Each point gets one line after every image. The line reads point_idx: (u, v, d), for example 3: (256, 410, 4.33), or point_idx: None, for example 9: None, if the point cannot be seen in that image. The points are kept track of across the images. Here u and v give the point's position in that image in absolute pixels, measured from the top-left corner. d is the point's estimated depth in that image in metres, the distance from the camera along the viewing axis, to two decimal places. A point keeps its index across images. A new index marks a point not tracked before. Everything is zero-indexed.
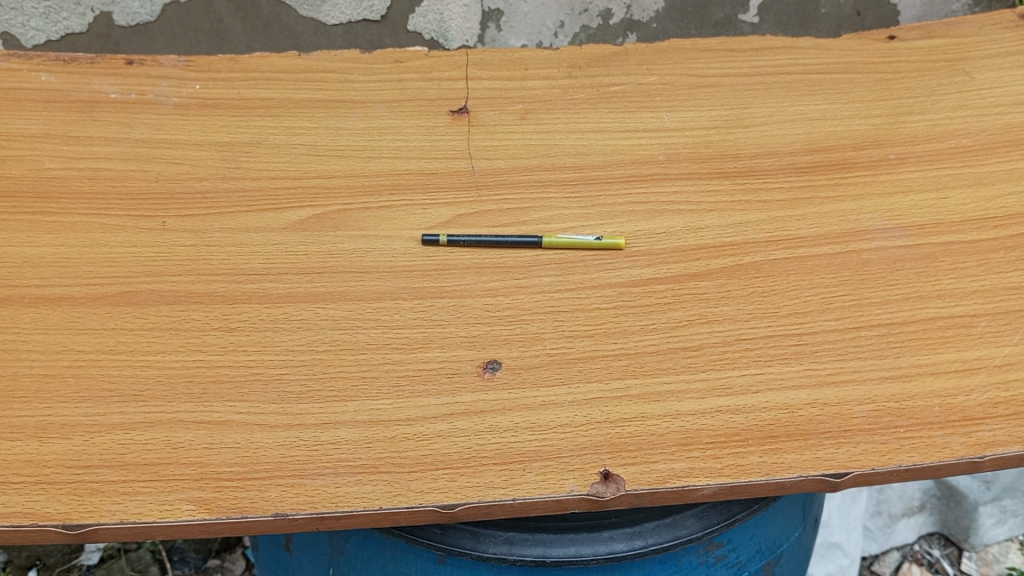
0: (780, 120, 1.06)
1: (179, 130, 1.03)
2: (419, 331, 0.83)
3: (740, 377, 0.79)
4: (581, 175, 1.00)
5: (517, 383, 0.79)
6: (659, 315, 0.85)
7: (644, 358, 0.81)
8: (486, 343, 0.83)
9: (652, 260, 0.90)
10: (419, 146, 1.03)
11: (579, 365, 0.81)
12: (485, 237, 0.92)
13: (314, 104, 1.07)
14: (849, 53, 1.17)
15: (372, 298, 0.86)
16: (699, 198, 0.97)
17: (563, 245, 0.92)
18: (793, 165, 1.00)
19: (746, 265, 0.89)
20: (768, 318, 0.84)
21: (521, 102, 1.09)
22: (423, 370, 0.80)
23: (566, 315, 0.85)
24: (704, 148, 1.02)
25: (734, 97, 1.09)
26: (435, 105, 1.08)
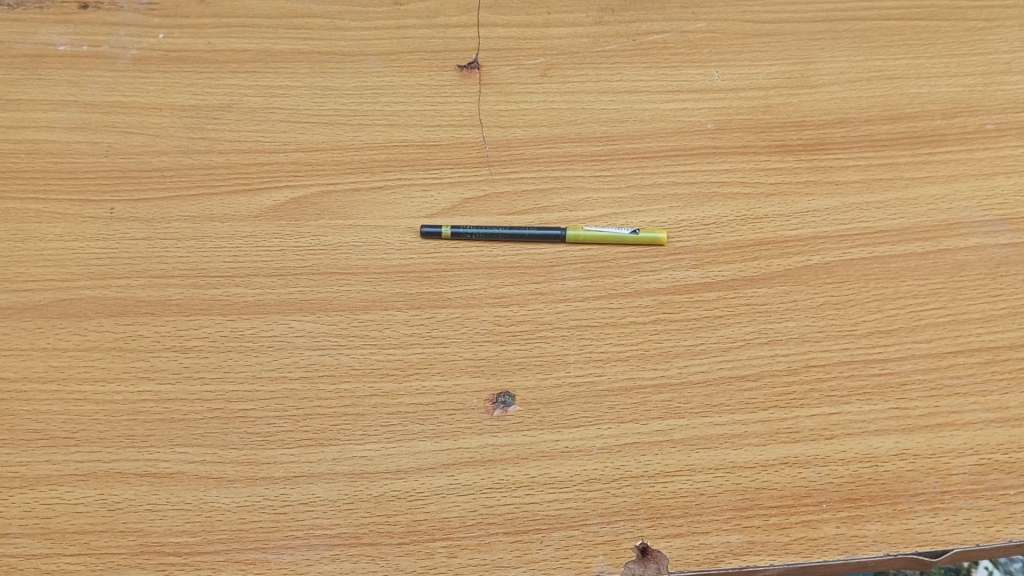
0: (853, 79, 0.88)
1: (137, 91, 0.86)
2: (416, 352, 0.68)
3: (811, 419, 0.65)
4: (613, 148, 0.83)
5: (534, 423, 0.65)
6: (709, 333, 0.69)
7: (690, 391, 0.66)
8: (497, 369, 0.68)
9: (700, 260, 0.74)
10: (420, 111, 0.85)
11: (610, 399, 0.66)
12: (496, 230, 0.75)
13: (296, 57, 0.89)
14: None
15: (358, 309, 0.71)
16: (756, 178, 0.80)
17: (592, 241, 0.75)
18: (869, 137, 0.83)
19: (815, 268, 0.73)
20: (844, 339, 0.69)
21: (543, 54, 0.90)
22: (419, 405, 0.65)
23: (595, 332, 0.70)
24: (763, 114, 0.85)
25: (797, 49, 0.91)
26: (439, 58, 0.90)
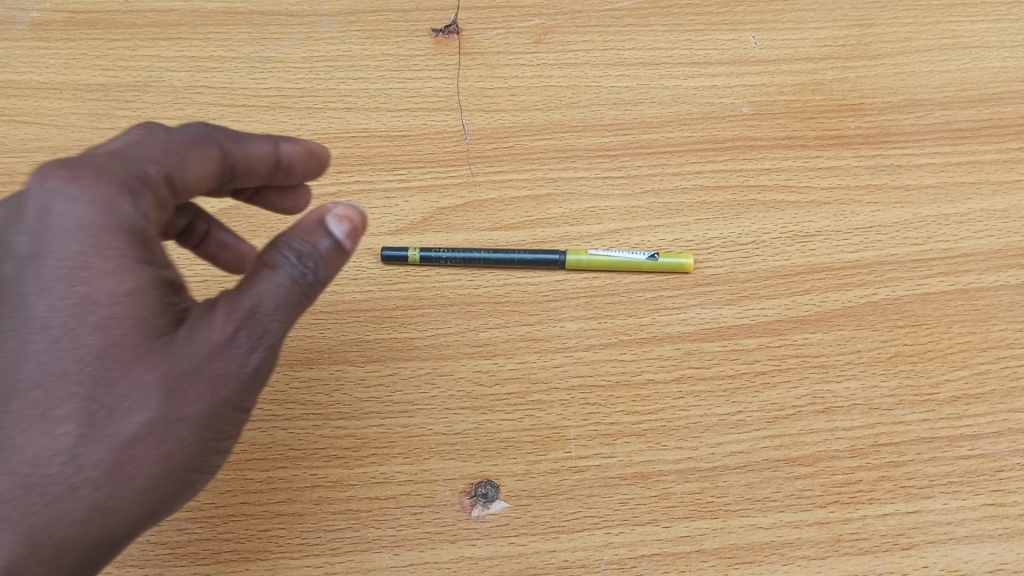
0: (923, 48, 0.69)
1: (33, 64, 0.69)
2: (373, 425, 0.53)
3: (882, 520, 0.51)
4: (625, 140, 0.65)
5: (524, 527, 0.51)
6: (750, 398, 0.54)
7: (726, 479, 0.52)
8: (478, 449, 0.53)
9: (735, 294, 0.58)
10: (385, 90, 0.68)
11: (623, 491, 0.52)
12: (473, 253, 0.59)
13: (232, 20, 0.70)
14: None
15: (300, 363, 0.56)
16: (806, 182, 0.63)
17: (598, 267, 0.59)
18: (944, 126, 0.65)
19: (882, 305, 0.58)
20: (922, 406, 0.54)
21: (538, 14, 0.71)
22: (377, 502, 0.51)
23: (603, 395, 0.55)
24: (812, 94, 0.67)
25: (851, 8, 0.71)
26: (409, 20, 0.71)
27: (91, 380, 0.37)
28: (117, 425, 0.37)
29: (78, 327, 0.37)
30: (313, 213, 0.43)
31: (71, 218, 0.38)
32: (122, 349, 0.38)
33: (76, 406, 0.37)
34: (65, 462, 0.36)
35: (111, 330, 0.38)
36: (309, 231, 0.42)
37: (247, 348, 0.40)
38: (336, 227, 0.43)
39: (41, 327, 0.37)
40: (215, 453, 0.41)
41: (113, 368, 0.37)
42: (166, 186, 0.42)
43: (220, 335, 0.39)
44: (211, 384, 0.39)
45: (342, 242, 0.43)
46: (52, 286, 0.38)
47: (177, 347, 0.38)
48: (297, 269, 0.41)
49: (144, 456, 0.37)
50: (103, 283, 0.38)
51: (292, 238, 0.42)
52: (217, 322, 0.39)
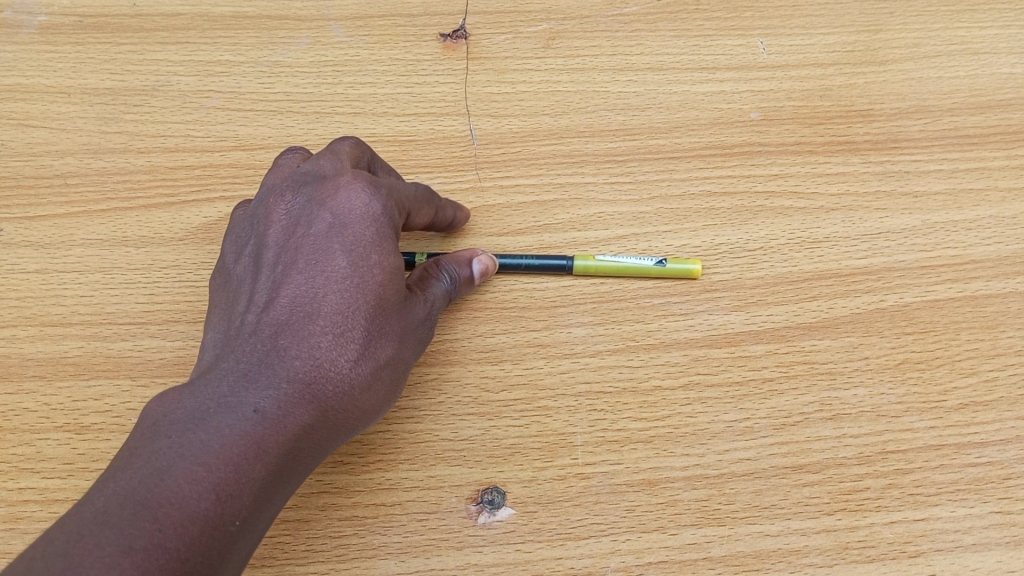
0: (932, 54, 0.69)
1: (42, 68, 0.69)
2: (379, 430, 0.53)
3: (889, 527, 0.51)
4: (633, 145, 0.65)
5: (530, 533, 0.51)
6: (757, 405, 0.54)
7: (733, 486, 0.52)
8: (484, 455, 0.53)
9: (743, 300, 0.58)
10: (392, 95, 0.68)
11: (629, 498, 0.52)
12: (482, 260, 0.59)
13: (240, 24, 0.71)
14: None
15: None
16: (814, 188, 0.63)
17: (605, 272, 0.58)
18: (953, 132, 0.65)
19: (890, 312, 0.58)
20: (930, 414, 0.54)
21: (545, 19, 0.71)
22: (383, 508, 0.51)
23: (610, 401, 0.54)
24: (820, 100, 0.67)
25: (860, 13, 0.71)
26: (417, 24, 0.71)
27: (349, 326, 0.48)
28: (341, 364, 0.47)
29: (354, 280, 0.49)
30: (460, 253, 0.56)
31: (358, 204, 0.51)
32: (377, 313, 0.49)
33: (328, 341, 0.48)
34: (303, 381, 0.46)
35: (371, 298, 0.49)
36: (457, 264, 0.55)
37: (428, 327, 0.53)
38: (476, 266, 0.56)
39: (336, 275, 0.49)
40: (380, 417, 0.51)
41: (365, 329, 0.48)
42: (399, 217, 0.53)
43: (424, 312, 0.52)
44: (395, 363, 0.50)
45: (473, 278, 0.56)
46: (354, 246, 0.50)
47: (390, 315, 0.50)
48: (452, 284, 0.55)
49: (353, 390, 0.48)
50: (391, 272, 0.50)
51: (447, 263, 0.55)
52: (423, 303, 0.53)
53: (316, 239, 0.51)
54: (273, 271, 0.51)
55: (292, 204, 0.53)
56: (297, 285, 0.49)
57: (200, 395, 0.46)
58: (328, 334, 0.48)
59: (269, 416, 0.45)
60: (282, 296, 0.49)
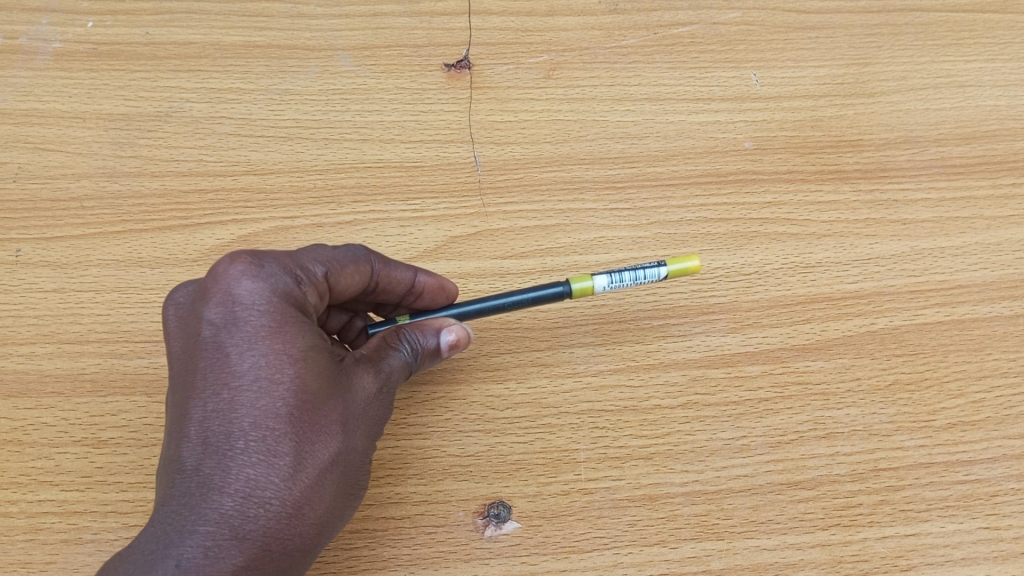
0: (918, 87, 0.71)
1: (57, 93, 0.71)
2: (388, 447, 0.55)
3: (882, 542, 0.53)
4: (632, 173, 0.68)
5: (535, 546, 0.52)
6: (754, 423, 0.56)
7: (731, 502, 0.54)
8: (490, 471, 0.55)
9: (739, 322, 0.60)
10: (399, 122, 0.70)
11: (631, 512, 0.53)
12: (469, 308, 0.56)
13: (251, 53, 0.73)
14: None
15: None
16: (806, 215, 0.65)
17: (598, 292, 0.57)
18: (940, 162, 0.68)
19: (880, 334, 0.60)
20: (920, 433, 0.56)
21: (546, 51, 0.73)
22: (392, 522, 0.53)
23: (611, 419, 0.56)
24: (811, 130, 0.69)
25: (848, 47, 0.73)
26: (423, 55, 0.73)
27: (276, 438, 0.46)
28: (275, 484, 0.45)
29: (266, 391, 0.46)
30: (430, 323, 0.55)
31: (254, 300, 0.48)
32: (304, 416, 0.46)
33: (255, 463, 0.45)
34: (238, 511, 0.44)
35: (285, 407, 0.46)
36: (420, 333, 0.54)
37: (375, 404, 0.51)
38: (443, 338, 0.54)
39: (240, 386, 0.46)
40: (344, 514, 0.49)
41: (294, 437, 0.46)
42: (310, 294, 0.50)
43: (365, 393, 0.50)
44: (342, 457, 0.48)
45: (441, 351, 0.54)
46: (259, 351, 0.47)
47: (322, 412, 0.47)
48: (412, 355, 0.53)
49: (299, 505, 0.46)
50: (306, 370, 0.47)
51: (409, 333, 0.54)
52: (361, 385, 0.50)
53: (209, 348, 0.47)
54: (179, 393, 0.48)
55: (184, 306, 0.50)
56: (204, 407, 0.46)
57: (136, 550, 0.44)
58: (251, 456, 0.45)
59: (194, 569, 0.43)
60: (191, 424, 0.46)
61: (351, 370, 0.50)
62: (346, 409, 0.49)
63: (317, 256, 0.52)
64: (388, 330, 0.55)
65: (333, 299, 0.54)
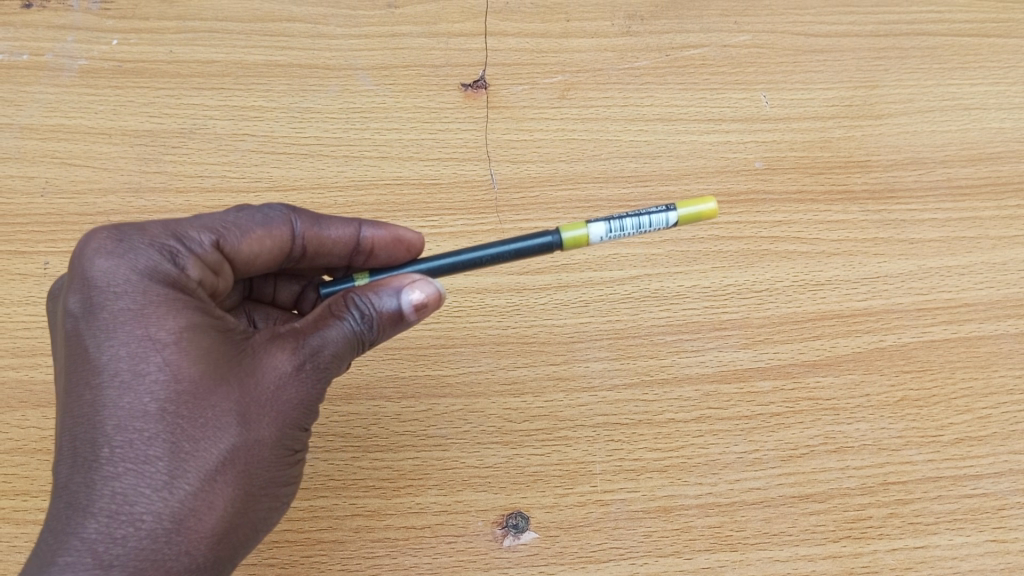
0: (924, 110, 0.73)
1: (83, 110, 0.73)
2: (409, 457, 0.56)
3: (892, 554, 0.54)
4: (644, 192, 0.69)
5: (553, 556, 0.54)
6: (766, 437, 0.58)
7: (744, 514, 0.55)
8: (508, 482, 0.56)
9: (750, 338, 0.61)
10: (416, 140, 0.72)
11: (646, 524, 0.55)
12: (446, 260, 0.55)
13: (273, 72, 0.74)
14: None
15: (339, 398, 0.58)
16: (816, 234, 0.66)
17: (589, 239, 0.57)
18: (946, 183, 0.69)
19: (889, 351, 0.61)
20: (928, 447, 0.58)
21: (561, 71, 0.75)
22: (412, 531, 0.54)
23: (627, 432, 0.58)
24: (820, 151, 0.71)
25: (856, 70, 0.75)
26: (440, 75, 0.75)
27: (146, 442, 0.44)
28: (148, 493, 0.43)
29: (133, 391, 0.44)
30: (392, 282, 0.51)
31: (117, 283, 0.46)
32: (180, 414, 0.44)
33: (126, 473, 0.43)
34: (103, 532, 0.42)
35: (152, 407, 0.44)
36: (365, 300, 0.50)
37: (292, 386, 0.48)
38: (404, 298, 0.51)
39: (104, 388, 0.44)
40: (250, 512, 0.46)
41: (167, 439, 0.44)
42: (214, 255, 0.49)
43: (275, 374, 0.47)
44: (238, 452, 0.45)
45: (400, 316, 0.51)
46: (122, 344, 0.45)
47: (207, 405, 0.45)
48: (356, 325, 0.50)
49: (179, 516, 0.43)
50: (181, 361, 0.45)
51: (360, 298, 0.50)
52: (268, 367, 0.47)
53: (76, 349, 0.45)
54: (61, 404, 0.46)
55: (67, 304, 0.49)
56: (77, 416, 0.45)
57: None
58: (120, 466, 0.43)
59: None
60: (66, 435, 0.45)
61: (255, 355, 0.47)
62: (237, 401, 0.46)
63: (221, 216, 0.51)
64: (334, 298, 0.51)
65: (251, 266, 0.53)
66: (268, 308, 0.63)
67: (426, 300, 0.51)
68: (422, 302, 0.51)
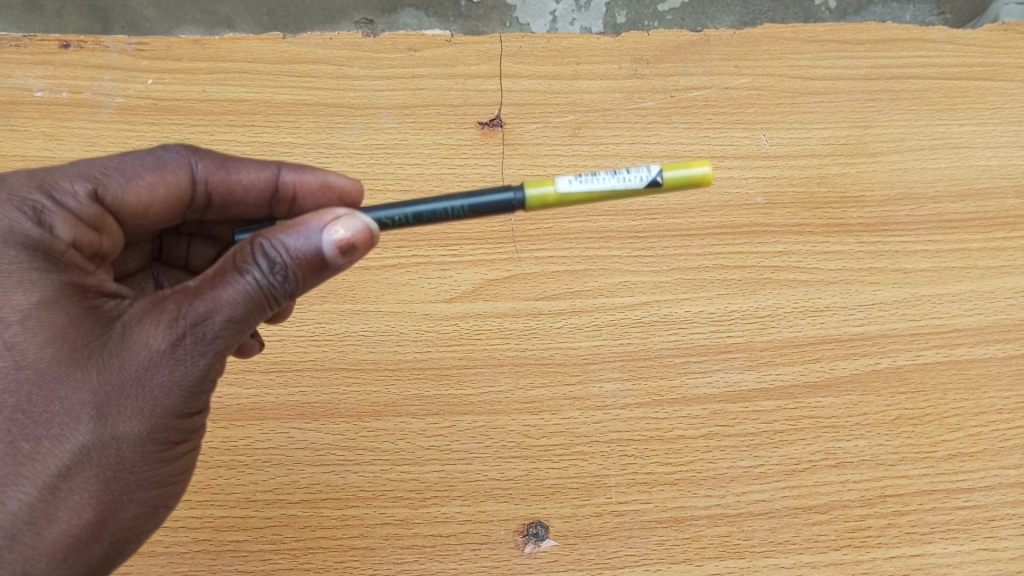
0: (915, 148, 0.77)
1: (122, 146, 0.77)
2: (434, 470, 0.60)
3: (889, 561, 0.59)
4: (653, 224, 0.69)
5: (571, 562, 0.58)
6: (770, 453, 0.61)
7: (751, 524, 0.59)
8: (527, 493, 0.60)
9: (754, 360, 0.65)
10: (437, 175, 0.76)
11: (659, 533, 0.59)
12: (396, 210, 0.54)
13: (301, 111, 0.79)
14: (1014, 39, 0.83)
15: (367, 414, 0.62)
16: (815, 264, 0.70)
17: (568, 204, 0.52)
18: (936, 218, 0.74)
19: (884, 373, 0.65)
20: (922, 462, 0.62)
21: (572, 111, 0.79)
22: (438, 538, 0.58)
23: (639, 447, 0.61)
24: (817, 187, 0.75)
25: (851, 110, 0.79)
26: (459, 113, 0.79)
27: None
28: None
29: None
30: (314, 220, 0.49)
31: None
32: (22, 411, 0.44)
33: None
34: None
35: None
36: (274, 246, 0.48)
37: (166, 365, 0.46)
38: (325, 239, 0.48)
39: None
40: (106, 516, 0.45)
41: (5, 439, 0.43)
42: (90, 208, 0.51)
43: (146, 354, 0.46)
44: (91, 451, 0.44)
45: (323, 255, 0.48)
46: None
47: (54, 399, 0.44)
48: (261, 276, 0.47)
49: (13, 529, 0.42)
50: (26, 349, 0.45)
51: (266, 248, 0.47)
52: (139, 347, 0.46)
53: None
54: None
55: None
56: None
57: None
58: None
59: None
60: None
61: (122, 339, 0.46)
62: (83, 391, 0.45)
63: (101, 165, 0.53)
64: (243, 244, 0.48)
65: (150, 211, 0.57)
66: (177, 273, 0.68)
67: (353, 241, 0.49)
68: (347, 244, 0.49)
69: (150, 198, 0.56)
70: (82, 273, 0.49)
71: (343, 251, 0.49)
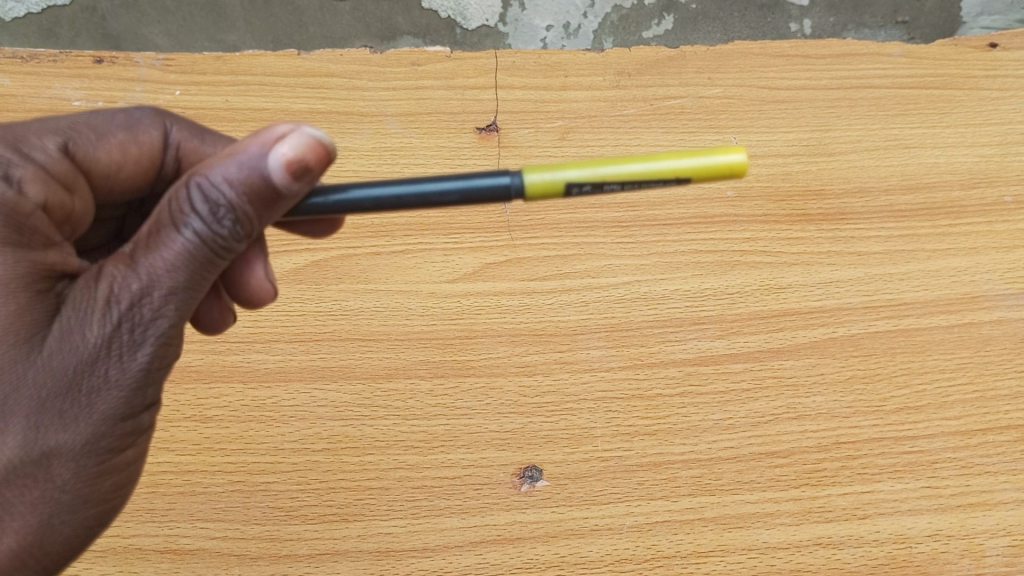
0: (870, 148, 0.86)
1: None
2: (441, 423, 0.68)
3: (843, 497, 0.66)
4: (633, 215, 0.78)
5: (563, 499, 0.65)
6: (737, 408, 0.69)
7: (721, 466, 0.67)
8: (523, 442, 0.67)
9: (724, 329, 0.73)
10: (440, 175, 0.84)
11: (640, 474, 0.66)
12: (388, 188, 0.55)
13: (315, 118, 0.87)
14: (961, 52, 0.93)
15: (380, 376, 0.70)
16: (778, 248, 0.78)
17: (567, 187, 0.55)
18: (889, 208, 0.82)
19: (841, 340, 0.73)
20: (873, 415, 0.70)
21: (561, 117, 0.88)
22: (445, 479, 0.66)
23: (622, 404, 0.69)
24: (782, 181, 0.82)
25: (812, 116, 0.87)
26: (459, 120, 0.88)
27: None
28: None
29: None
30: (255, 145, 0.50)
31: None
32: None
33: None
34: None
35: None
36: (216, 185, 0.50)
37: (104, 363, 0.48)
38: (271, 159, 0.50)
39: None
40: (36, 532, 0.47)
41: None
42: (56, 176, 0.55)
43: (84, 351, 0.48)
44: (22, 466, 0.46)
45: (273, 179, 0.50)
46: None
47: None
48: (202, 226, 0.49)
49: None
50: None
51: (202, 187, 0.49)
52: (77, 342, 0.48)
53: None
54: None
55: None
56: None
57: None
58: None
59: None
60: None
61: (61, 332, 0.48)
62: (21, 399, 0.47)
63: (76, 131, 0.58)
64: (178, 188, 0.50)
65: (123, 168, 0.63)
66: None
67: (301, 157, 0.50)
68: (295, 162, 0.50)
69: (121, 156, 0.62)
70: (48, 245, 0.52)
71: (290, 169, 0.50)
